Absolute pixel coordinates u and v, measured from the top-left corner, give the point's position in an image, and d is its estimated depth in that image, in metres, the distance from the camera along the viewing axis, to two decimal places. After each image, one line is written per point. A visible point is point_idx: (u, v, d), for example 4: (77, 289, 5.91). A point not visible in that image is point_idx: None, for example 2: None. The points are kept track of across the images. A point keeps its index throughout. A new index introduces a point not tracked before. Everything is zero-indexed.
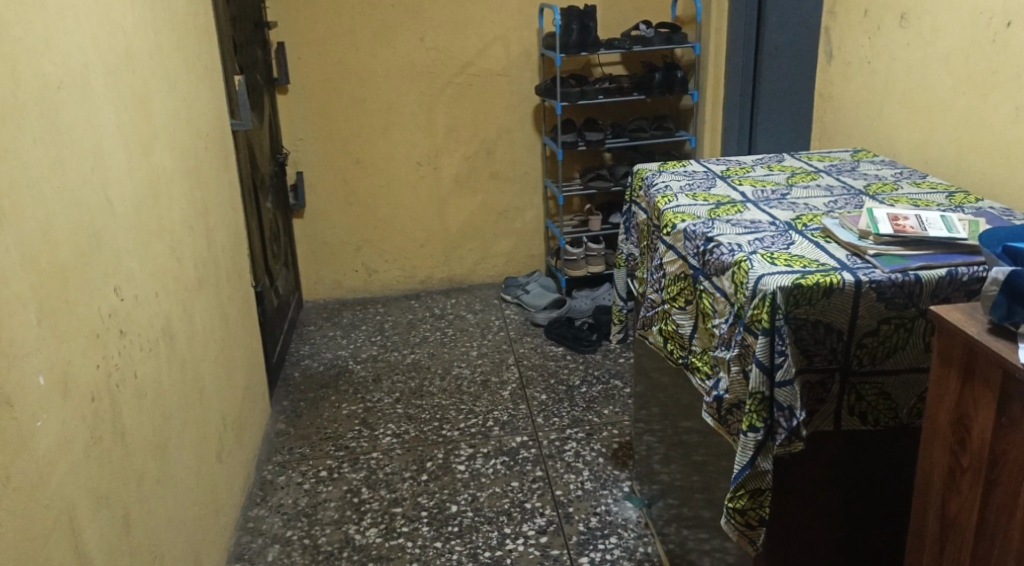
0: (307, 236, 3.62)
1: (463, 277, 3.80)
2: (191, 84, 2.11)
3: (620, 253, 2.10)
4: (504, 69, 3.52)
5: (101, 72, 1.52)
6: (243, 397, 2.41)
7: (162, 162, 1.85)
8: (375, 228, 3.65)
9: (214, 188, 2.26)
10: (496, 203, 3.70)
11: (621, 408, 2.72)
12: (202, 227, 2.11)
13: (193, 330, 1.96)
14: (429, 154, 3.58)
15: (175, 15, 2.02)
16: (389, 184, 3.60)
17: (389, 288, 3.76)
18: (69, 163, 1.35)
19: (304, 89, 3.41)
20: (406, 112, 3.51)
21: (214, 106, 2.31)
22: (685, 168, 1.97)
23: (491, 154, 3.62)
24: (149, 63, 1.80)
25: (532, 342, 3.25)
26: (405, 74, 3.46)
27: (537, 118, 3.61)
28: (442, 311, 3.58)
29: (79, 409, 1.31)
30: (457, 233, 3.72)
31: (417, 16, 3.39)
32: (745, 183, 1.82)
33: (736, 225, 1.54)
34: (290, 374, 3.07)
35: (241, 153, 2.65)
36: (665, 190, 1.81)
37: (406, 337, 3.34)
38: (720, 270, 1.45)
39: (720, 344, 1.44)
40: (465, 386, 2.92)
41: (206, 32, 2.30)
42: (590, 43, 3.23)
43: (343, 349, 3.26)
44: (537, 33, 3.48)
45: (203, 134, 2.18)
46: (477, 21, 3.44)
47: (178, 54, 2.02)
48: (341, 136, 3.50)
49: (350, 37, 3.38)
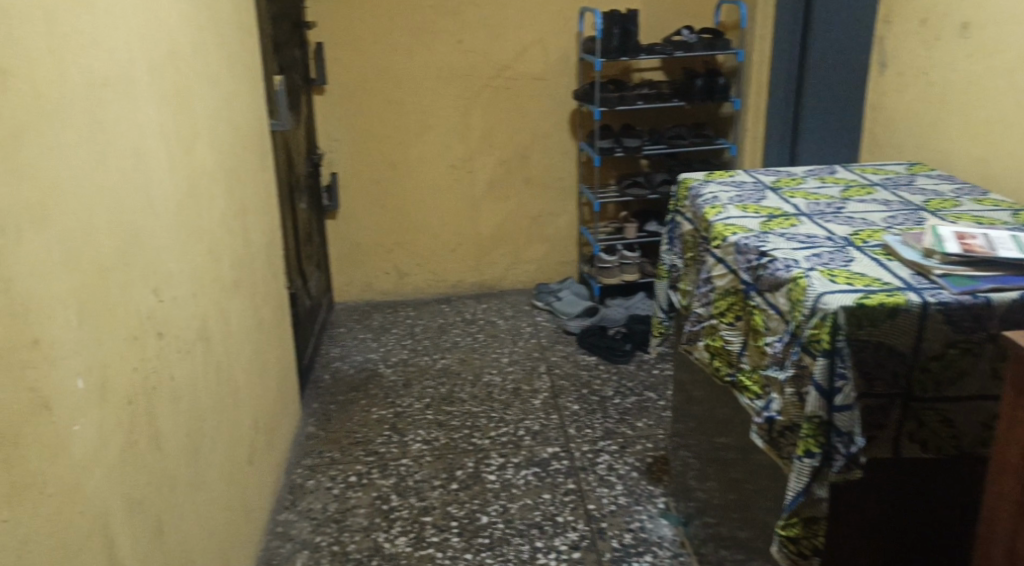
0: (339, 237, 3.60)
1: (495, 282, 3.76)
2: (233, 84, 2.09)
3: (662, 264, 2.05)
4: (542, 73, 3.48)
5: (145, 70, 1.50)
6: (275, 400, 2.39)
7: (203, 163, 1.82)
8: (407, 230, 3.62)
9: (253, 189, 2.24)
10: (530, 208, 3.66)
11: (655, 421, 2.67)
12: (240, 228, 2.09)
13: (228, 332, 1.94)
14: (464, 157, 3.55)
15: (218, 13, 2.00)
16: (423, 186, 3.57)
17: (419, 291, 3.73)
18: (111, 161, 1.32)
19: (341, 90, 3.40)
20: (442, 115, 3.48)
21: (254, 105, 2.29)
22: (733, 178, 1.92)
23: (526, 158, 3.58)
24: (192, 62, 1.78)
25: (564, 350, 3.20)
26: (442, 76, 3.43)
27: (574, 123, 3.56)
28: (474, 316, 3.54)
29: (115, 412, 1.28)
30: (489, 237, 3.69)
31: (456, 18, 3.36)
32: (798, 195, 1.76)
33: (791, 239, 1.49)
34: (320, 376, 3.05)
35: (278, 153, 2.63)
36: (714, 201, 1.76)
37: (437, 341, 3.31)
38: (775, 286, 1.40)
39: (773, 364, 1.39)
40: (495, 394, 2.88)
41: (249, 31, 2.28)
42: (631, 48, 3.18)
43: (373, 352, 3.24)
44: (576, 37, 3.44)
45: (243, 134, 2.16)
46: (516, 24, 3.40)
47: (220, 53, 2.00)
48: (376, 137, 3.48)
49: (388, 38, 3.35)
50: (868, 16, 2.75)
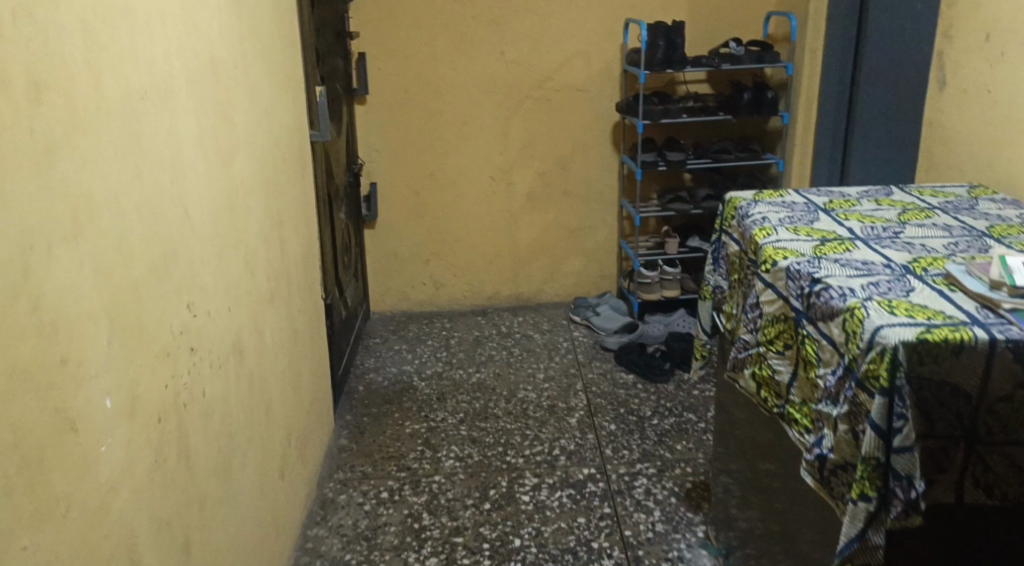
0: (376, 247, 3.58)
1: (531, 295, 3.71)
2: (273, 94, 2.07)
3: (706, 284, 1.99)
4: (584, 85, 3.43)
5: (185, 81, 1.48)
6: (309, 412, 2.36)
7: (241, 174, 1.80)
8: (445, 241, 3.59)
9: (291, 199, 2.22)
10: (569, 221, 3.61)
11: (695, 445, 2.60)
12: (277, 239, 2.07)
13: (262, 346, 1.91)
14: (503, 169, 3.51)
15: (260, 24, 1.99)
16: (461, 197, 3.53)
17: (456, 303, 3.69)
18: (148, 175, 1.30)
19: (382, 99, 3.38)
20: (483, 126, 3.45)
21: (295, 115, 2.28)
22: (783, 198, 1.85)
23: (566, 170, 3.53)
24: (232, 73, 1.76)
25: (601, 367, 3.14)
26: (484, 87, 3.40)
27: (616, 135, 3.50)
28: (510, 329, 3.49)
29: (144, 432, 1.25)
30: (528, 250, 3.64)
31: (499, 28, 3.33)
32: (852, 217, 1.69)
33: (846, 265, 1.42)
34: (354, 388, 3.02)
35: (317, 163, 2.61)
36: (763, 222, 1.70)
37: (472, 355, 3.27)
38: (829, 316, 1.33)
39: (825, 398, 1.32)
40: (531, 411, 2.83)
41: (291, 41, 2.27)
42: (676, 60, 3.12)
43: (408, 364, 3.21)
44: (621, 48, 3.38)
45: (282, 145, 2.14)
46: (559, 35, 3.35)
47: (261, 64, 1.98)
48: (415, 147, 3.45)
49: (430, 48, 3.33)
50: (926, 30, 2.65)
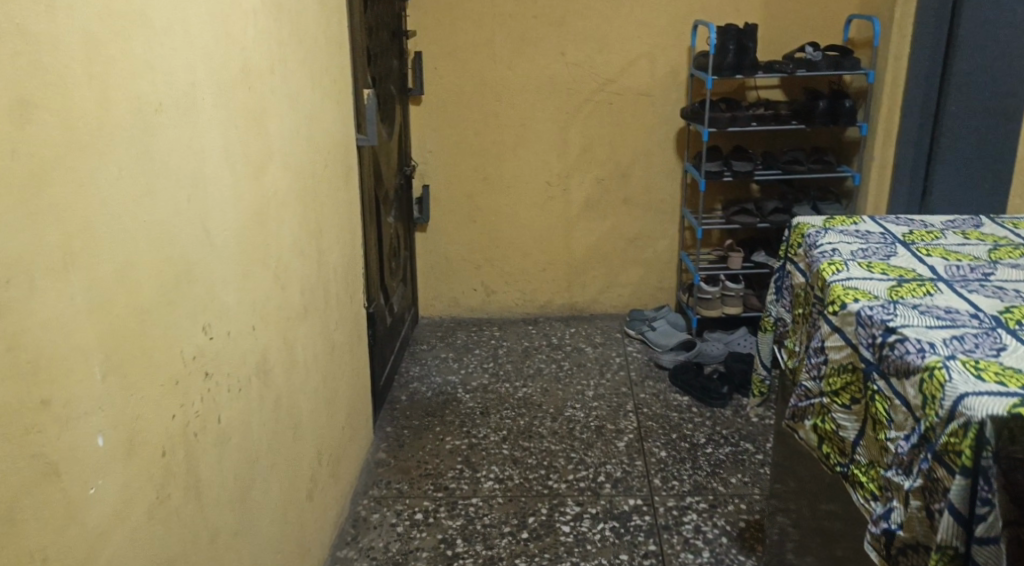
0: (427, 251, 3.49)
1: (585, 305, 3.58)
2: (316, 99, 1.99)
3: (767, 316, 1.83)
4: (648, 89, 3.27)
5: (212, 91, 1.40)
6: (344, 427, 2.27)
7: (275, 185, 1.72)
8: (498, 247, 3.48)
9: (331, 207, 2.13)
10: (627, 230, 3.46)
11: (751, 479, 2.44)
12: (313, 250, 1.98)
13: (293, 362, 1.83)
14: (561, 174, 3.38)
15: (304, 26, 1.90)
16: (516, 202, 3.42)
17: (507, 310, 3.58)
18: (162, 192, 1.21)
19: (438, 100, 3.28)
20: (541, 129, 3.32)
21: (340, 120, 2.19)
22: (857, 226, 1.69)
23: (626, 177, 3.38)
24: (269, 79, 1.67)
25: (654, 387, 2.99)
26: (543, 89, 3.27)
27: (680, 141, 3.33)
28: (561, 341, 3.37)
29: (145, 468, 1.18)
30: (583, 258, 3.50)
31: (561, 29, 3.20)
32: (935, 253, 1.52)
33: (926, 313, 1.26)
34: (397, 397, 2.94)
35: (364, 168, 2.53)
36: (833, 255, 1.53)
37: (520, 367, 3.15)
38: (904, 373, 1.17)
39: (896, 466, 1.16)
40: (577, 432, 2.71)
41: (339, 42, 2.18)
42: (747, 65, 2.94)
43: (453, 374, 3.11)
44: (688, 51, 3.22)
45: (324, 151, 2.06)
46: (624, 36, 3.21)
47: (303, 68, 1.90)
48: (470, 150, 3.35)
49: (489, 48, 3.22)
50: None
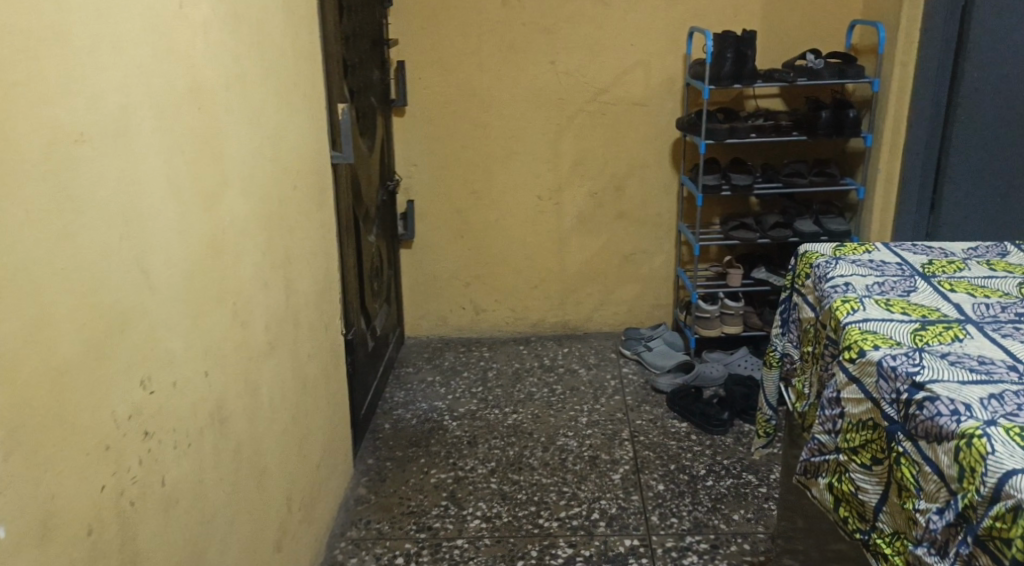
0: (413, 268, 3.34)
1: (579, 324, 3.43)
2: (281, 117, 1.84)
3: (772, 350, 1.68)
4: (642, 99, 3.12)
5: (151, 114, 1.25)
6: (319, 465, 2.12)
7: (233, 213, 1.57)
8: (487, 264, 3.34)
9: (301, 231, 1.98)
10: (622, 245, 3.31)
11: (754, 515, 2.29)
12: (281, 280, 1.83)
13: (256, 405, 1.68)
14: (552, 188, 3.24)
15: (267, 39, 1.76)
16: (506, 217, 3.27)
17: (497, 329, 3.43)
18: (86, 234, 1.07)
19: (423, 111, 3.14)
20: (530, 141, 3.18)
21: (311, 139, 2.05)
22: (871, 255, 1.54)
23: (620, 191, 3.24)
24: (225, 99, 1.53)
25: (651, 413, 2.84)
26: (532, 99, 3.13)
27: (676, 153, 3.19)
28: (553, 362, 3.22)
29: (66, 550, 1.03)
30: (576, 275, 3.36)
31: (550, 36, 3.05)
32: (959, 287, 1.38)
33: (957, 364, 1.11)
34: (379, 426, 2.78)
35: (340, 187, 2.38)
36: (847, 289, 1.39)
37: (510, 391, 3.00)
38: (935, 439, 1.02)
39: (927, 543, 1.02)
40: (570, 463, 2.56)
41: (309, 55, 2.04)
42: (746, 75, 2.80)
43: (439, 399, 2.96)
44: (684, 59, 3.07)
45: (292, 173, 1.92)
46: (616, 44, 3.06)
47: (267, 85, 1.75)
48: (457, 163, 3.20)
49: (476, 57, 3.07)
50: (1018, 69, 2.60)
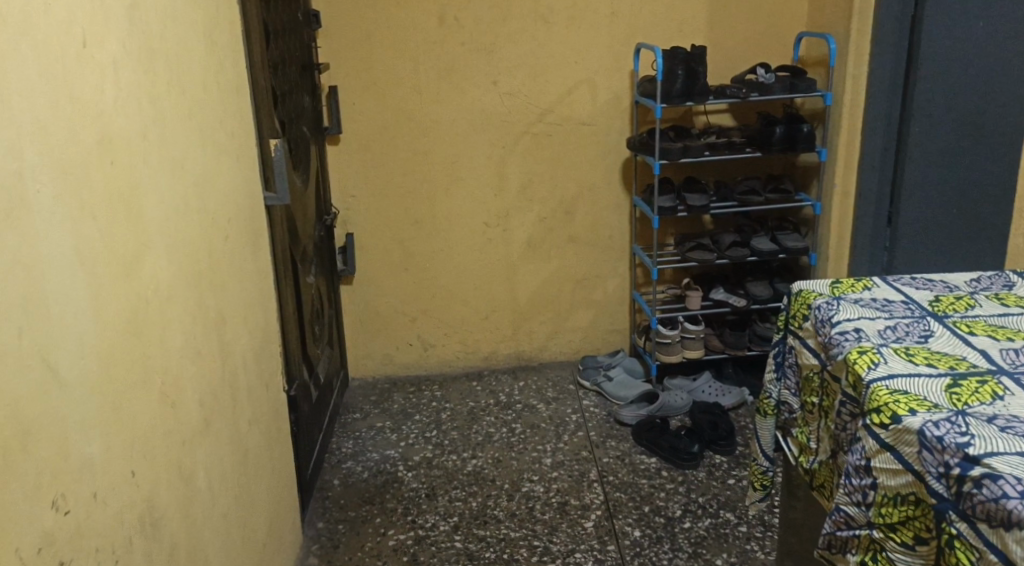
0: (355, 305, 3.13)
1: (533, 354, 3.27)
2: (208, 161, 1.63)
3: (767, 397, 1.55)
4: (589, 118, 2.99)
5: (51, 179, 1.05)
6: (265, 543, 1.90)
7: (157, 279, 1.36)
8: (433, 297, 3.15)
9: (235, 286, 1.77)
10: (574, 270, 3.16)
11: (738, 559, 2.16)
12: (214, 345, 1.62)
13: (192, 494, 1.46)
14: (499, 215, 3.07)
15: (187, 75, 1.55)
16: (452, 247, 3.09)
17: (447, 365, 3.24)
18: None
19: (359, 139, 2.94)
20: (474, 166, 3.01)
21: (242, 181, 1.84)
22: (872, 293, 1.42)
23: (570, 214, 3.09)
24: (141, 148, 1.32)
25: (617, 449, 2.69)
26: (474, 123, 2.96)
27: (626, 173, 3.06)
28: (509, 398, 3.04)
29: None
30: (528, 304, 3.19)
31: (490, 56, 2.89)
32: (977, 328, 1.26)
33: (1009, 431, 0.99)
34: (328, 483, 2.56)
35: (275, 229, 2.17)
36: (859, 338, 1.26)
37: (466, 434, 2.82)
38: (1001, 525, 0.89)
39: None
40: (538, 512, 2.39)
41: (236, 89, 1.83)
42: (698, 92, 2.68)
43: (391, 448, 2.75)
44: (630, 76, 2.95)
45: (223, 222, 1.70)
46: (560, 62, 2.92)
47: (189, 127, 1.54)
48: (398, 192, 3.01)
49: (413, 80, 2.89)
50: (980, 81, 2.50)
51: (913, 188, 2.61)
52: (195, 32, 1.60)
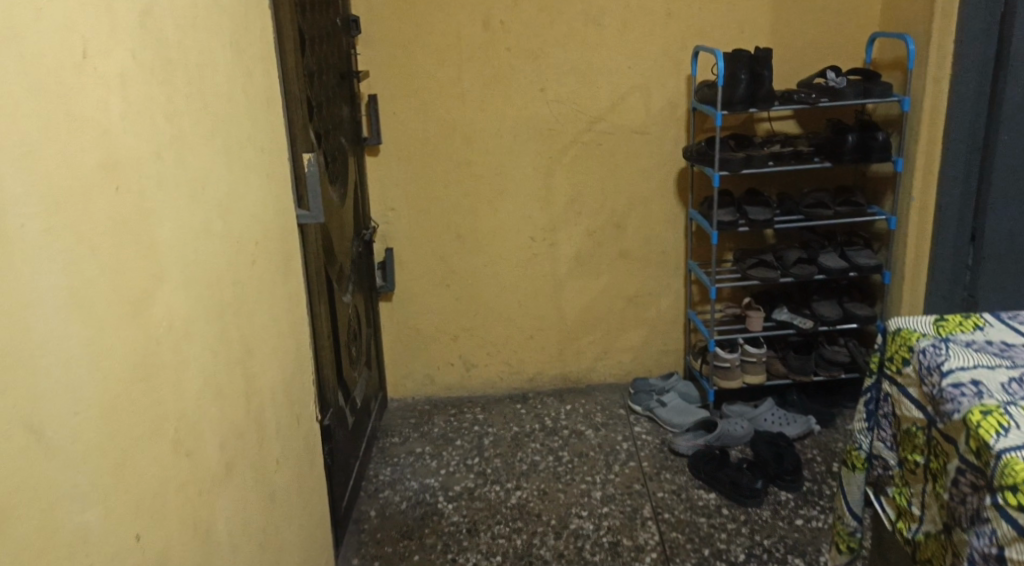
0: (394, 323, 2.99)
1: (581, 375, 3.09)
2: (234, 180, 1.49)
3: (855, 448, 1.36)
4: (643, 126, 2.81)
5: (41, 212, 0.91)
6: None
7: (173, 315, 1.22)
8: (476, 314, 2.99)
9: (263, 314, 1.63)
10: (625, 287, 2.98)
11: None
12: (238, 381, 1.48)
13: (211, 549, 1.32)
14: (546, 228, 2.91)
15: (211, 87, 1.41)
16: (496, 263, 2.94)
17: (490, 386, 3.08)
18: None
19: (399, 149, 2.80)
20: (520, 178, 2.85)
21: (272, 199, 1.70)
22: (985, 336, 1.23)
23: (621, 228, 2.91)
24: (155, 169, 1.18)
25: (673, 482, 2.50)
26: (520, 132, 2.80)
27: (682, 184, 2.87)
28: (556, 423, 2.87)
29: None
30: (575, 322, 3.02)
31: (538, 61, 2.73)
32: None
33: None
34: (364, 515, 2.42)
35: (309, 248, 2.03)
36: (981, 395, 1.07)
37: (510, 463, 2.65)
38: None
39: None
40: (588, 554, 2.21)
41: (266, 100, 1.69)
42: (762, 97, 2.49)
43: (431, 477, 2.60)
44: (688, 81, 2.76)
45: (250, 245, 1.56)
46: (612, 67, 2.74)
47: (213, 144, 1.40)
48: (440, 205, 2.86)
49: (455, 87, 2.74)
50: None
51: (1000, 203, 2.43)
52: (221, 39, 1.46)
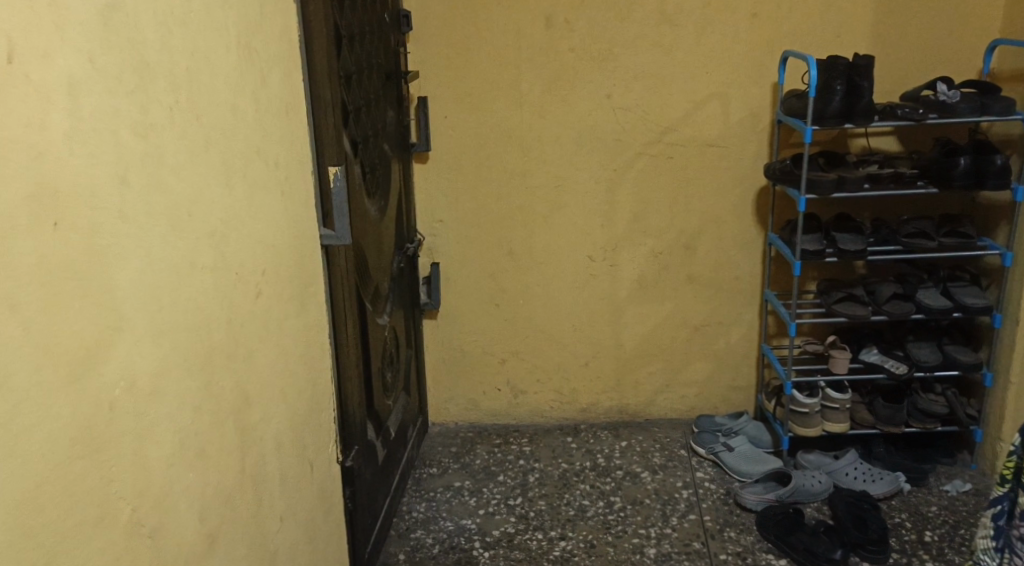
0: (438, 343, 2.77)
1: (639, 409, 2.81)
2: (235, 202, 1.28)
3: None
4: (720, 139, 2.52)
5: None
6: None
7: (134, 369, 1.01)
8: (526, 338, 2.75)
9: (267, 353, 1.41)
10: (692, 315, 2.70)
11: None
12: (226, 437, 1.26)
13: None
14: (606, 247, 2.64)
15: (210, 95, 1.20)
16: (550, 283, 2.69)
17: (540, 415, 2.83)
18: None
19: (450, 156, 2.57)
20: (580, 191, 2.59)
21: (286, 221, 1.48)
22: None
23: (691, 250, 2.63)
24: (118, 199, 0.97)
25: (738, 543, 2.22)
26: (583, 142, 2.54)
27: (762, 205, 2.58)
28: (609, 462, 2.61)
29: None
30: (634, 351, 2.75)
31: (605, 65, 2.47)
32: None
33: None
34: (393, 559, 2.20)
35: (334, 269, 1.82)
36: None
37: (556, 506, 2.40)
38: None
39: None
40: None
41: (285, 108, 1.47)
42: (861, 112, 2.18)
43: (468, 517, 2.37)
44: (774, 90, 2.46)
45: (253, 276, 1.35)
46: (688, 73, 2.46)
47: (209, 160, 1.19)
48: (492, 218, 2.63)
49: (513, 91, 2.50)
50: None
51: None
52: (225, 38, 1.25)
